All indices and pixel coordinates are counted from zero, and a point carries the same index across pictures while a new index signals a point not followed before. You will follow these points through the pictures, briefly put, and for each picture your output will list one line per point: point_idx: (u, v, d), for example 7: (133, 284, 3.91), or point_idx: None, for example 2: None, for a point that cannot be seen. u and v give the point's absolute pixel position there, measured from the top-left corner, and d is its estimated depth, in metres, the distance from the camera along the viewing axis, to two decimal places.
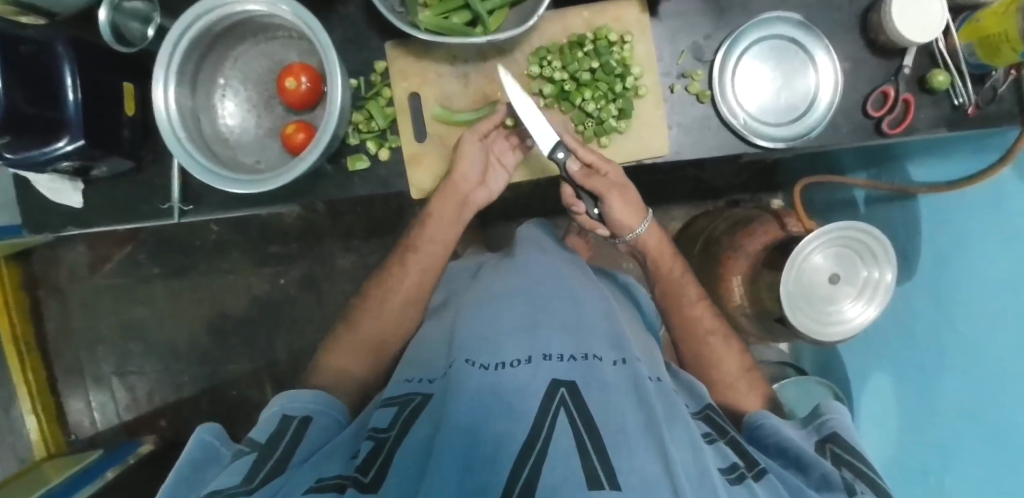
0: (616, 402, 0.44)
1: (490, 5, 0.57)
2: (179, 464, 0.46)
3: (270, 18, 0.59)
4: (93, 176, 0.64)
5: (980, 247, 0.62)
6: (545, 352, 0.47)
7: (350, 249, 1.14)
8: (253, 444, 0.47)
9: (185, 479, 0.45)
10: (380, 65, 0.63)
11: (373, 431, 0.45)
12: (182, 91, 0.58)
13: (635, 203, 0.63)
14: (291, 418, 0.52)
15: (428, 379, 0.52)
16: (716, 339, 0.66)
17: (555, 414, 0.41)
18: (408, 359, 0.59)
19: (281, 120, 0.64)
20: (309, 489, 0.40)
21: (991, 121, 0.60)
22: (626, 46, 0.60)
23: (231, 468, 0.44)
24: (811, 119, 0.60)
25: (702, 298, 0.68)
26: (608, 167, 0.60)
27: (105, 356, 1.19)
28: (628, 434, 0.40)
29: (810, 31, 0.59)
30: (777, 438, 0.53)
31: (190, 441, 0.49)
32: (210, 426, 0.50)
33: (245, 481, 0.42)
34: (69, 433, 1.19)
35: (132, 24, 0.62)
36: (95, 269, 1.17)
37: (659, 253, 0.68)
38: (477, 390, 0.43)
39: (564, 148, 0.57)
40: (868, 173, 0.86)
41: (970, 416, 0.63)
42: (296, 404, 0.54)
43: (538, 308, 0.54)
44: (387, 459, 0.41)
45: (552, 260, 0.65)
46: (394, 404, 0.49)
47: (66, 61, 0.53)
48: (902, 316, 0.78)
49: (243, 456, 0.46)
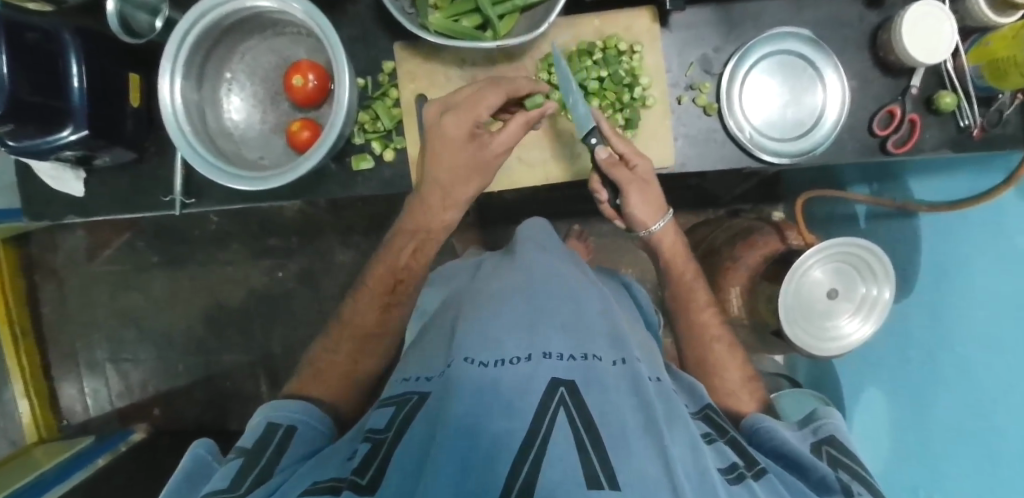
0: (616, 403, 0.44)
1: (501, 9, 0.56)
2: (174, 479, 0.46)
3: (279, 14, 0.58)
4: (95, 165, 0.64)
5: (983, 263, 0.62)
6: (545, 351, 0.47)
7: (349, 244, 1.13)
8: (240, 449, 0.48)
9: (176, 489, 0.45)
10: (388, 66, 0.63)
11: (371, 432, 0.45)
12: (187, 85, 0.57)
13: (657, 201, 0.62)
14: (277, 424, 0.52)
15: (426, 376, 0.52)
16: (721, 348, 0.67)
17: (554, 414, 0.41)
18: (406, 358, 0.60)
19: (287, 117, 0.64)
20: (305, 491, 0.41)
21: (996, 144, 0.60)
22: (636, 56, 0.60)
23: (219, 473, 0.45)
24: (817, 136, 0.60)
25: (710, 306, 0.69)
26: (638, 160, 0.59)
27: (99, 342, 1.18)
28: (628, 435, 0.41)
29: (820, 48, 0.59)
30: (775, 440, 0.53)
31: (185, 457, 0.49)
32: (206, 443, 0.50)
33: (231, 486, 0.43)
34: (61, 418, 1.18)
35: (140, 15, 0.61)
36: (92, 256, 1.17)
37: (674, 254, 0.68)
38: (476, 389, 0.42)
39: (596, 135, 0.57)
40: (869, 188, 0.86)
41: (961, 428, 0.64)
42: (282, 413, 0.54)
43: (539, 306, 0.54)
44: (384, 460, 0.41)
45: (554, 260, 0.65)
46: (392, 404, 0.49)
47: (71, 50, 0.52)
48: (898, 332, 0.78)
49: (229, 462, 0.46)
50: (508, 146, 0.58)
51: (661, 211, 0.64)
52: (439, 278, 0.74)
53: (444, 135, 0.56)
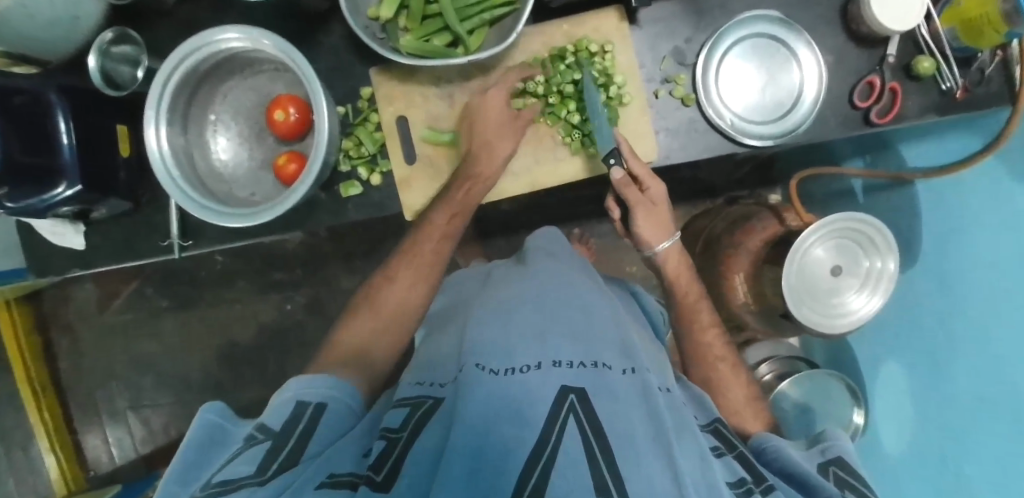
0: (626, 411, 0.43)
1: (469, 24, 0.57)
2: (189, 440, 0.47)
3: (254, 53, 0.60)
4: (92, 218, 0.65)
5: (986, 233, 0.62)
6: (554, 359, 0.47)
7: (353, 270, 1.14)
8: (267, 432, 0.45)
9: (188, 465, 0.44)
10: (366, 92, 0.64)
11: (386, 431, 0.45)
12: (173, 131, 0.59)
13: (663, 220, 0.64)
14: (307, 403, 0.49)
15: (440, 382, 0.52)
16: (725, 366, 0.66)
17: (563, 421, 0.41)
18: (416, 363, 0.60)
19: (273, 152, 0.65)
20: (322, 483, 0.39)
21: (980, 103, 0.59)
22: (608, 56, 0.60)
23: (244, 455, 0.42)
24: (798, 116, 0.60)
25: (716, 325, 0.68)
26: (654, 184, 0.60)
27: (119, 391, 1.20)
28: (637, 441, 0.41)
29: (791, 27, 0.59)
30: (781, 461, 0.51)
31: (193, 424, 0.49)
32: (215, 406, 0.50)
33: (257, 473, 0.40)
34: (88, 469, 1.20)
35: (122, 68, 0.63)
36: (104, 306, 1.19)
37: (677, 276, 0.67)
38: (487, 397, 0.43)
39: (617, 156, 0.57)
40: (865, 161, 0.85)
41: (983, 401, 0.62)
42: (312, 389, 0.50)
43: (548, 316, 0.54)
44: (400, 458, 0.41)
45: (564, 267, 0.66)
46: (407, 405, 0.49)
47: (59, 108, 0.54)
48: (909, 303, 0.76)
49: (256, 443, 0.44)
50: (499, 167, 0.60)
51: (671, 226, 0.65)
52: (451, 287, 0.75)
53: None
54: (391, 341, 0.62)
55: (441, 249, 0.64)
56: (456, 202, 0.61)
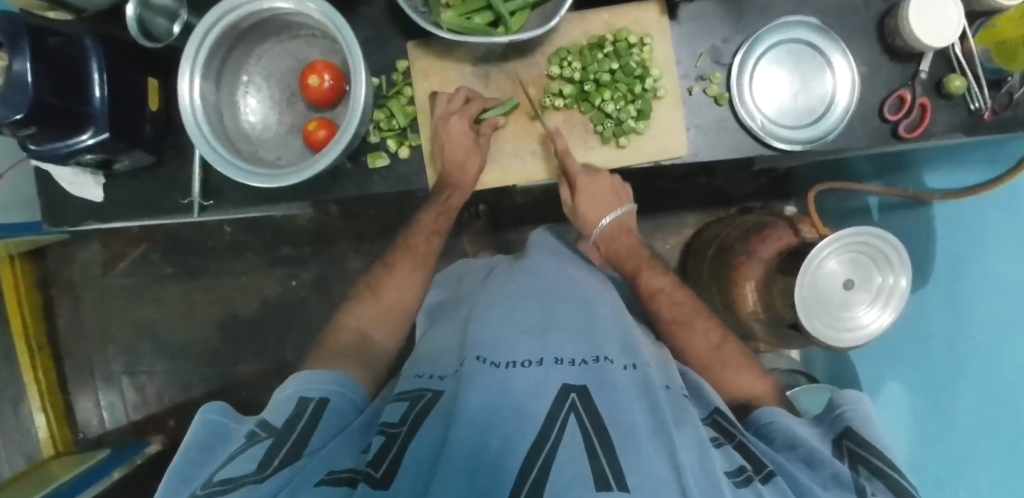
0: (627, 404, 0.43)
1: (512, 5, 0.57)
2: (188, 444, 0.47)
3: (293, 16, 0.59)
4: (114, 170, 0.65)
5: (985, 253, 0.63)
6: (556, 355, 0.48)
7: (363, 251, 1.14)
8: (269, 429, 0.46)
9: (194, 458, 0.45)
10: (402, 65, 0.64)
11: (385, 426, 0.44)
12: (207, 86, 0.59)
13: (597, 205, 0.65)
14: (309, 399, 0.51)
15: (440, 374, 0.52)
16: None
17: (564, 418, 0.41)
18: (417, 355, 0.59)
19: (302, 117, 0.65)
20: (321, 481, 0.40)
21: (1008, 125, 0.60)
22: (646, 48, 0.60)
23: (246, 452, 0.43)
24: (829, 122, 0.60)
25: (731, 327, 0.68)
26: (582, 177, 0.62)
27: (115, 355, 1.18)
28: (637, 433, 0.40)
29: (828, 36, 0.60)
30: (790, 437, 0.49)
31: (194, 423, 0.49)
32: (216, 407, 0.51)
33: (260, 468, 0.41)
34: (78, 432, 1.18)
35: (158, 21, 0.62)
36: (108, 268, 1.18)
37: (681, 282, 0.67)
38: (488, 391, 0.42)
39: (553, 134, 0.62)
40: (883, 180, 0.86)
41: (974, 426, 0.63)
42: (313, 385, 0.53)
43: (549, 315, 0.54)
44: (399, 453, 0.40)
45: (565, 264, 0.67)
46: (406, 399, 0.48)
47: (93, 53, 0.54)
48: (916, 321, 0.77)
49: (258, 440, 0.45)
50: (511, 146, 0.65)
51: (613, 205, 0.66)
52: (440, 283, 0.75)
53: (446, 138, 0.60)
54: (388, 334, 0.66)
55: (432, 242, 0.70)
56: (459, 181, 0.62)
